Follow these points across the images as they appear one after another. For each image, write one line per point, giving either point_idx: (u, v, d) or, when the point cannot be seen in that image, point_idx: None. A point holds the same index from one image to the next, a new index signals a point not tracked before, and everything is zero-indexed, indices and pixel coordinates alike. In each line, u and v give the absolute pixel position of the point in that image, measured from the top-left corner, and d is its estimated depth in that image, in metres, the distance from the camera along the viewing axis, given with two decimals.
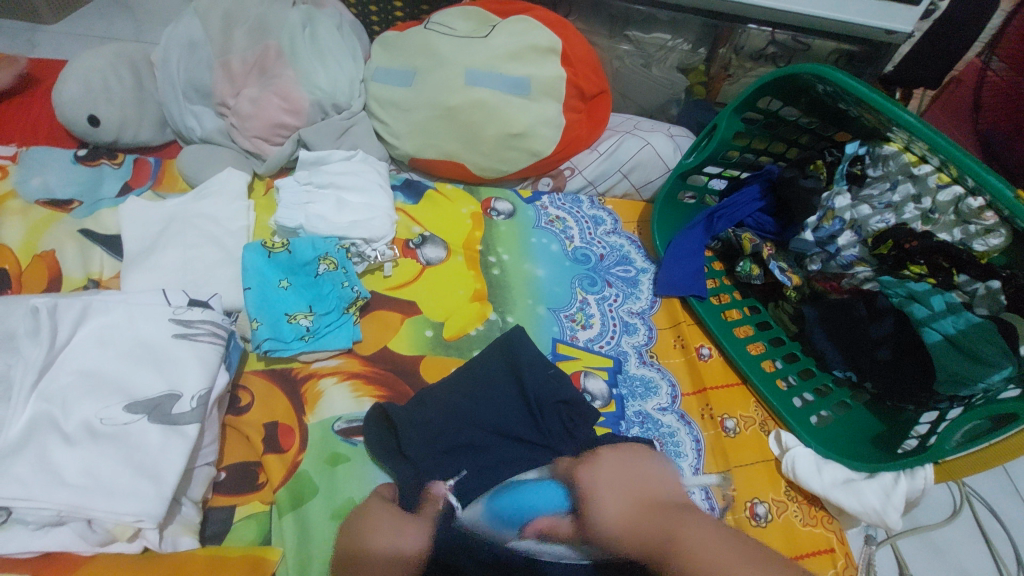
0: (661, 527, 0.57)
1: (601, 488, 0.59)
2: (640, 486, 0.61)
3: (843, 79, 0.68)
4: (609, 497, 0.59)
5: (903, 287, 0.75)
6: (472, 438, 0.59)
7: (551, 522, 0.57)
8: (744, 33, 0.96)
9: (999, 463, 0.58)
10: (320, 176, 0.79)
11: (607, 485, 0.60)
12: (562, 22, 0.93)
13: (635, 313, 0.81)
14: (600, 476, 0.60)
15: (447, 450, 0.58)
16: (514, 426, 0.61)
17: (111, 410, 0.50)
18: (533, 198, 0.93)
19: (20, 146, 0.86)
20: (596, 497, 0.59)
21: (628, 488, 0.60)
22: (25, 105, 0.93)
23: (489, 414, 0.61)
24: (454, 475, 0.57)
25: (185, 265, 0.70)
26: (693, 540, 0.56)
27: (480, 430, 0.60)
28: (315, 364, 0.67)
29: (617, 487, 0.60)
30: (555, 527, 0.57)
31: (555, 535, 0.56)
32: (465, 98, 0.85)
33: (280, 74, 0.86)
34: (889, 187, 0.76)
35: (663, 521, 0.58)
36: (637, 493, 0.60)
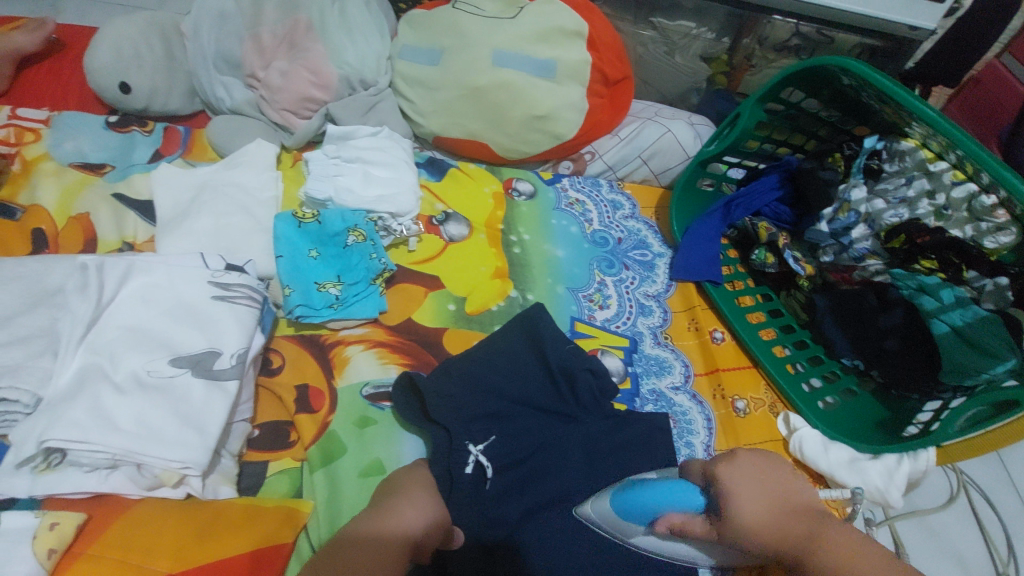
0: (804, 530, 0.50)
1: (745, 494, 0.52)
2: (774, 487, 0.53)
3: (866, 72, 0.69)
4: (747, 496, 0.52)
5: (914, 279, 0.77)
6: (495, 403, 0.62)
7: (683, 520, 0.53)
8: (768, 24, 0.96)
9: (991, 450, 0.60)
10: (348, 151, 0.82)
11: (752, 489, 0.52)
12: (588, 6, 0.94)
13: (651, 296, 0.83)
14: (738, 475, 0.54)
15: (472, 418, 0.60)
16: (538, 397, 0.64)
17: (157, 362, 0.53)
18: (553, 180, 0.94)
19: (51, 110, 0.88)
20: (734, 496, 0.52)
21: (764, 486, 0.53)
22: (54, 70, 0.94)
23: (511, 385, 0.63)
24: (483, 441, 0.58)
25: (218, 232, 0.72)
26: (833, 544, 0.48)
27: (501, 401, 0.62)
28: (342, 332, 0.69)
29: (760, 497, 0.52)
30: (687, 526, 0.53)
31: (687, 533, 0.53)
32: (491, 79, 0.87)
33: (310, 47, 0.88)
34: (904, 182, 0.79)
35: (808, 525, 0.50)
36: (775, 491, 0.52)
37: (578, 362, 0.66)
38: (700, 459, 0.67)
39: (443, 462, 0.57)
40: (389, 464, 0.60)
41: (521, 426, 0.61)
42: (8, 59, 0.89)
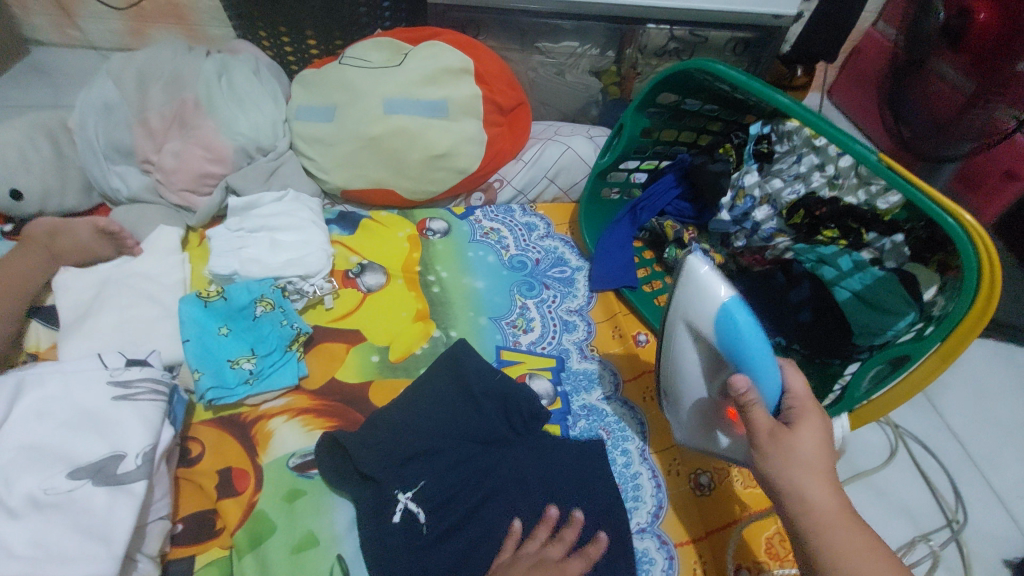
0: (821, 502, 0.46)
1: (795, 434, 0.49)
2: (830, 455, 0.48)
3: (722, 70, 0.71)
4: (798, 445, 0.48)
5: (813, 253, 0.82)
6: (436, 445, 0.61)
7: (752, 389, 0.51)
8: (644, 34, 1.01)
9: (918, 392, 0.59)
10: (251, 221, 0.82)
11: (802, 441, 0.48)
12: (471, 42, 0.97)
13: (574, 311, 0.84)
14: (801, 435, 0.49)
15: (405, 460, 0.60)
16: (475, 431, 0.64)
17: (53, 479, 0.51)
18: (466, 213, 0.96)
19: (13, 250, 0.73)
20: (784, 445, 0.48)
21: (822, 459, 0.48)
22: None
23: (441, 423, 0.63)
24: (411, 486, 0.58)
25: (121, 326, 0.71)
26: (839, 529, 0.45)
27: (432, 437, 0.62)
28: (263, 406, 0.68)
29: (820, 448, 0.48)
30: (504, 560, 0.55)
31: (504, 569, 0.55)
32: (386, 127, 0.88)
33: (199, 125, 0.88)
34: (795, 159, 0.84)
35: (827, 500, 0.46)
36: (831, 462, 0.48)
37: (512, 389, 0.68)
38: (635, 463, 0.68)
39: (384, 515, 0.57)
40: (322, 534, 0.59)
41: (478, 462, 0.61)
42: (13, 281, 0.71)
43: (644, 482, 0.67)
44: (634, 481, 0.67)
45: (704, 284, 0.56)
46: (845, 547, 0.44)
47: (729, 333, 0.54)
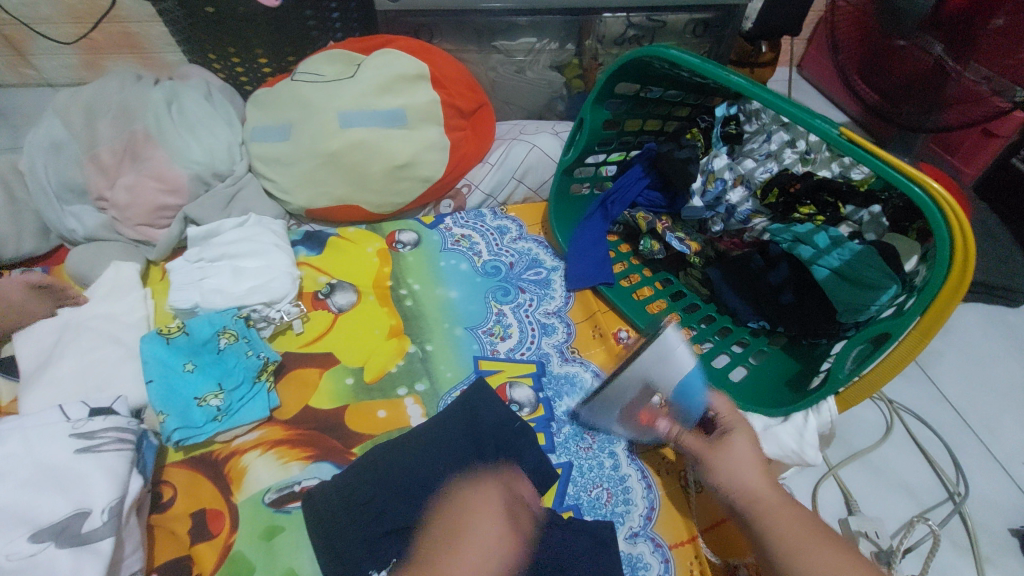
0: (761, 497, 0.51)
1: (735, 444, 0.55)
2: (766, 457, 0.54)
3: (675, 55, 0.68)
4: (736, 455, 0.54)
5: (789, 232, 0.77)
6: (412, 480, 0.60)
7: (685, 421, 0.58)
8: (601, 23, 0.99)
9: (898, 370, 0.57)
10: (211, 250, 0.79)
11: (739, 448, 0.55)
12: (425, 48, 0.95)
13: (552, 313, 0.82)
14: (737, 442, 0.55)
15: (395, 488, 0.59)
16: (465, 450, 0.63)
17: (16, 543, 0.49)
18: (436, 222, 0.94)
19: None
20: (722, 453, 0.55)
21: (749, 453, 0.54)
22: None
23: (433, 443, 0.63)
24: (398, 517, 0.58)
25: (84, 370, 0.69)
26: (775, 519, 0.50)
27: (420, 461, 0.61)
28: (235, 442, 0.66)
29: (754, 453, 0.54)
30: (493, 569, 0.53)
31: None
32: (344, 141, 0.86)
33: (151, 155, 0.85)
34: (765, 138, 0.83)
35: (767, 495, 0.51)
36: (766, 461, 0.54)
37: (492, 408, 0.67)
38: (624, 466, 0.66)
39: (364, 557, 0.56)
40: (303, 570, 0.57)
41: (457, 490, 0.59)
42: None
43: (635, 484, 0.65)
44: (623, 485, 0.65)
45: (671, 355, 0.55)
46: (787, 534, 0.49)
47: (681, 386, 0.57)
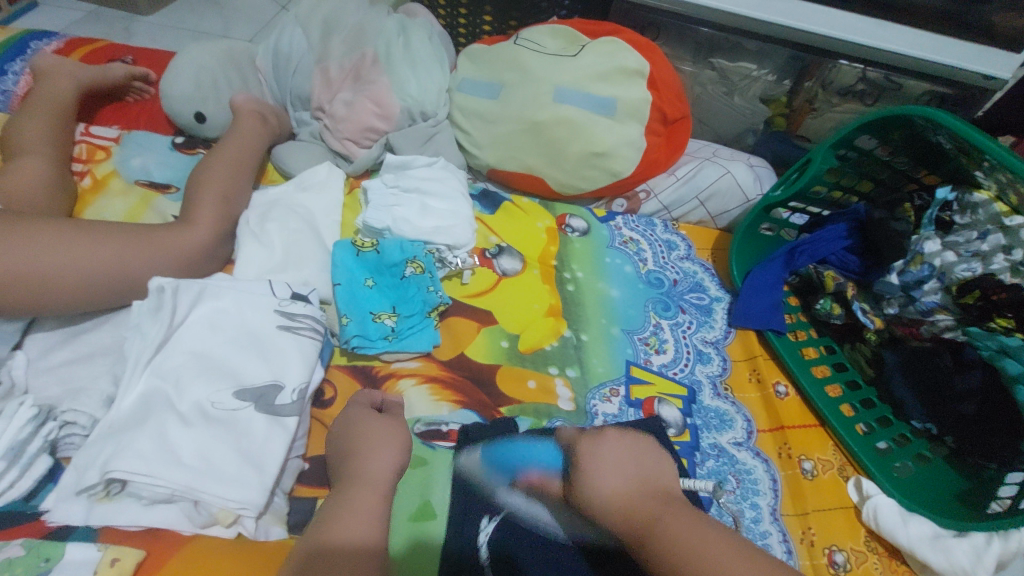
0: (641, 517, 0.48)
1: (603, 463, 0.53)
2: (642, 464, 0.53)
3: (951, 123, 0.67)
4: (609, 473, 0.52)
5: (993, 340, 0.70)
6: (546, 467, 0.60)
7: (539, 477, 0.59)
8: (833, 69, 0.95)
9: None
10: (407, 181, 0.81)
11: (607, 462, 0.53)
12: (650, 46, 0.94)
13: (709, 343, 0.80)
14: (605, 449, 0.55)
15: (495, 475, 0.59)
16: None
17: (222, 394, 0.52)
18: (607, 217, 0.92)
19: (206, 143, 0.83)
20: (592, 474, 0.53)
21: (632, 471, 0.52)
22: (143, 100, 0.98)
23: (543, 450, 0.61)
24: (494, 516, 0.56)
25: (287, 247, 0.74)
26: (670, 529, 0.45)
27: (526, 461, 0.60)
28: (395, 365, 0.68)
29: (621, 462, 0.54)
30: (544, 483, 0.58)
31: (543, 489, 0.58)
32: (552, 115, 0.86)
33: (375, 79, 0.88)
34: (977, 235, 0.73)
35: (648, 510, 0.48)
36: (639, 471, 0.52)
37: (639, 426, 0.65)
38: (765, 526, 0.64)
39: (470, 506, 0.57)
40: (438, 508, 0.57)
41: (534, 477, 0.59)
42: (71, 227, 0.62)
43: (774, 547, 0.62)
44: (763, 540, 0.63)
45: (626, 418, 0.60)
46: (685, 536, 0.44)
47: (534, 454, 0.61)
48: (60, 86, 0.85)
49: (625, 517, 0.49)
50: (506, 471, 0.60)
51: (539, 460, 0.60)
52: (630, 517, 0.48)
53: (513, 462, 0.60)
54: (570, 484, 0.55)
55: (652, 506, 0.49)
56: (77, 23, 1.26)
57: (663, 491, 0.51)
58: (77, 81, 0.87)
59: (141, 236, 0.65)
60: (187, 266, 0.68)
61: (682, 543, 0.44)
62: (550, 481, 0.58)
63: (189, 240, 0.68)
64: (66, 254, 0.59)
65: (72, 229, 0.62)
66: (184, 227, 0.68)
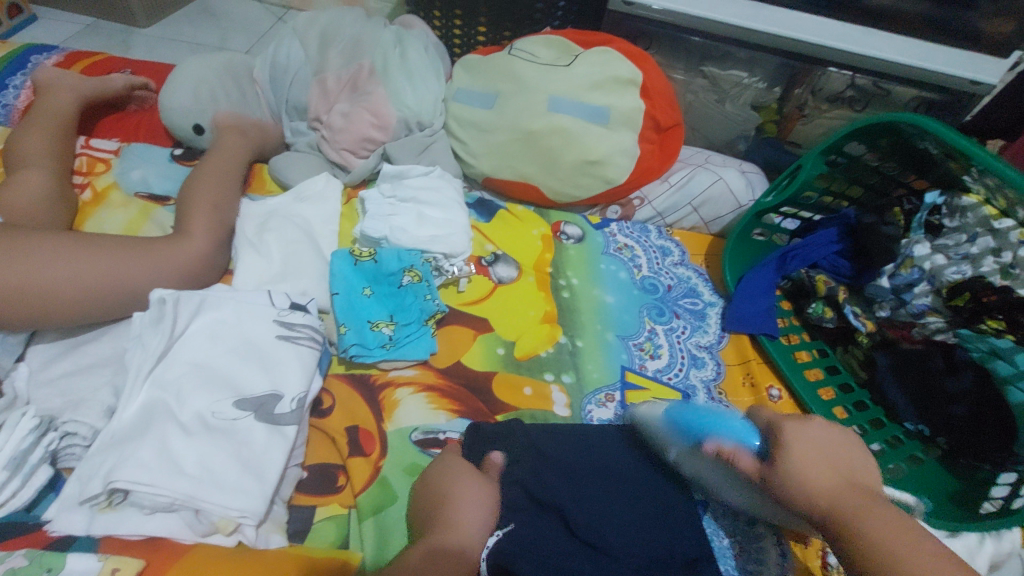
0: (850, 504, 0.48)
1: (805, 449, 0.52)
2: (830, 450, 0.52)
3: (939, 130, 0.68)
4: (810, 459, 0.51)
5: (984, 342, 0.71)
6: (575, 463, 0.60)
7: (732, 447, 0.55)
8: (823, 75, 0.97)
9: None
10: (403, 190, 0.83)
11: (809, 448, 0.52)
12: (642, 55, 0.95)
13: (703, 347, 0.81)
14: (810, 435, 0.53)
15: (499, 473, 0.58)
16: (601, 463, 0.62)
17: (222, 404, 0.52)
18: (602, 224, 0.93)
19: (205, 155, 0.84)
20: (793, 455, 0.52)
21: (835, 458, 0.52)
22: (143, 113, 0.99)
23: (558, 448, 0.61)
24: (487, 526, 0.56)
25: (286, 258, 0.75)
26: (874, 523, 0.46)
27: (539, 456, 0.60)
28: (392, 373, 0.69)
29: (819, 447, 0.52)
30: (737, 454, 0.55)
31: (735, 460, 0.54)
32: (546, 124, 0.88)
33: (372, 91, 0.90)
34: (966, 239, 0.75)
35: (852, 499, 0.48)
36: (834, 459, 0.52)
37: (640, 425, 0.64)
38: None
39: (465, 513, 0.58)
40: None
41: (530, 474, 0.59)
42: (73, 240, 0.63)
43: None
44: None
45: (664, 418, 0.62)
46: (892, 538, 0.45)
47: (729, 428, 0.57)
48: (60, 100, 0.86)
49: (831, 499, 0.49)
50: (693, 432, 0.59)
51: (728, 433, 0.57)
52: (837, 502, 0.48)
53: (704, 426, 0.59)
54: (771, 464, 0.52)
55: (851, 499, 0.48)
56: (75, 36, 1.28)
57: (869, 489, 0.50)
58: (78, 94, 0.88)
59: (143, 249, 0.66)
60: (186, 277, 0.69)
61: (891, 541, 0.44)
62: (743, 453, 0.54)
63: (188, 252, 0.69)
64: (68, 267, 0.60)
65: (74, 242, 0.63)
66: (184, 238, 0.69)
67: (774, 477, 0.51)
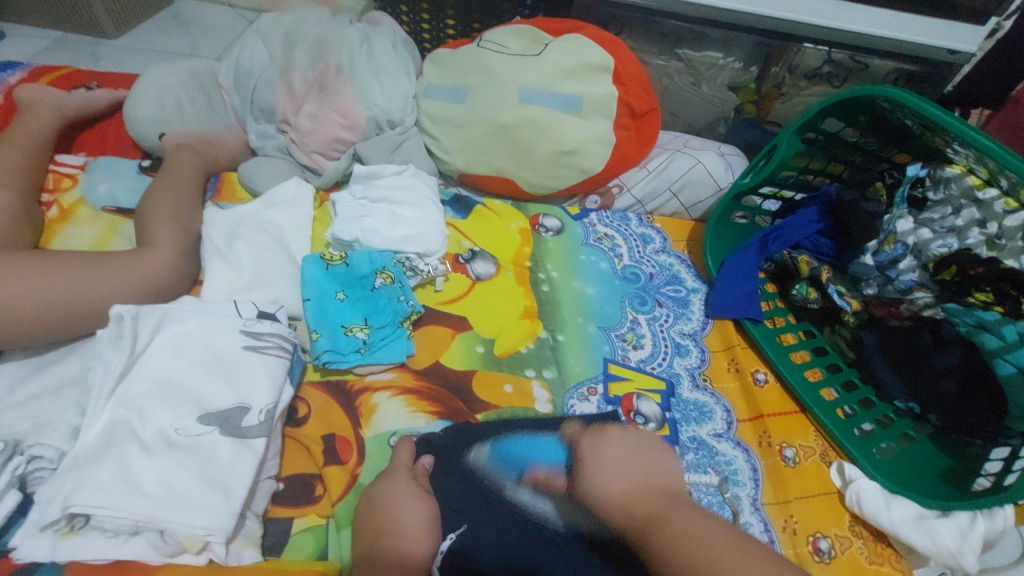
0: (644, 512, 0.50)
1: (605, 467, 0.56)
2: (645, 463, 0.56)
3: (913, 103, 0.67)
4: (614, 474, 0.55)
5: (971, 315, 0.69)
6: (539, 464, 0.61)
7: (546, 473, 0.59)
8: (798, 52, 0.95)
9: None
10: (375, 191, 0.81)
11: (611, 463, 0.56)
12: (614, 41, 0.93)
13: (687, 335, 0.80)
14: (608, 452, 0.58)
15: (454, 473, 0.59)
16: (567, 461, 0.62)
17: (185, 420, 0.51)
18: (581, 215, 0.92)
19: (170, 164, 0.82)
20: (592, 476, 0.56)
21: (637, 467, 0.56)
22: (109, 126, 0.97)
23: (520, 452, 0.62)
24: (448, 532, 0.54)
25: (256, 266, 0.74)
26: (674, 523, 0.48)
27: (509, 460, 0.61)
28: (369, 378, 0.67)
29: (622, 463, 0.56)
30: (550, 479, 0.58)
31: (549, 485, 0.58)
32: (518, 116, 0.86)
33: (339, 90, 0.87)
34: (951, 211, 0.73)
35: (652, 504, 0.51)
36: (642, 473, 0.55)
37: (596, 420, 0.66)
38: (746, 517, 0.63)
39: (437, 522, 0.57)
40: None
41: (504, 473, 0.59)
42: (30, 259, 0.61)
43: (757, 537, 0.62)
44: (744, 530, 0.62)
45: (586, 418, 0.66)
46: (688, 530, 0.47)
47: (545, 450, 0.61)
48: (21, 116, 0.85)
49: (630, 509, 0.51)
50: (514, 467, 0.59)
51: (546, 456, 0.61)
52: (637, 510, 0.51)
53: (520, 460, 0.60)
54: (574, 481, 0.57)
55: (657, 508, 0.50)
56: (42, 51, 1.25)
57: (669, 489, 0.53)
58: (39, 109, 0.86)
59: (106, 264, 0.65)
60: (152, 291, 0.67)
61: (688, 539, 0.46)
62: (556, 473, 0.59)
63: (153, 266, 0.67)
64: (25, 287, 0.58)
65: (31, 261, 0.61)
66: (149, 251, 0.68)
67: (577, 489, 0.56)
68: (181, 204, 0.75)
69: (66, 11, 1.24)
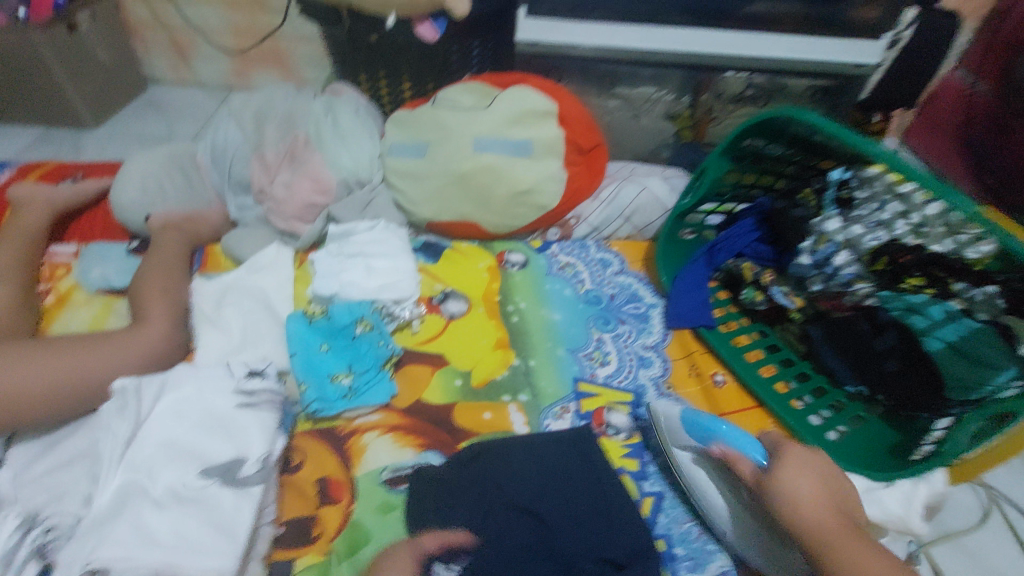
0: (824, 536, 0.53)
1: (792, 480, 0.58)
2: (838, 489, 0.58)
3: (814, 120, 0.76)
4: (807, 487, 0.57)
5: (901, 300, 0.78)
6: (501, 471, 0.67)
7: (734, 453, 0.63)
8: (722, 80, 1.04)
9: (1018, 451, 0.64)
10: (349, 248, 0.88)
11: (800, 476, 0.58)
12: (556, 88, 1.03)
13: (650, 347, 0.86)
14: (793, 470, 0.59)
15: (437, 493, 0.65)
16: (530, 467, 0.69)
17: (190, 475, 0.56)
18: (543, 248, 1.00)
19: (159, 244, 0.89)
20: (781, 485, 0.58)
21: (821, 491, 0.57)
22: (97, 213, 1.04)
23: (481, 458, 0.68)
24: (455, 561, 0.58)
25: (246, 329, 0.80)
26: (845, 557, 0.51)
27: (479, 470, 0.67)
28: (357, 421, 0.73)
29: (808, 485, 0.58)
30: (738, 460, 0.62)
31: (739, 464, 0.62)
32: (475, 164, 0.94)
33: (308, 159, 0.95)
34: (877, 206, 0.77)
35: (838, 529, 0.54)
36: (838, 501, 0.57)
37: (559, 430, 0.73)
38: None
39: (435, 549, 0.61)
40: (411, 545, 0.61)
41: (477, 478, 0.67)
42: (38, 346, 0.67)
43: None
44: None
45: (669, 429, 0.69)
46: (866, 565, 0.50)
47: (701, 432, 0.66)
48: (17, 215, 0.92)
49: (804, 526, 0.54)
50: (705, 436, 0.65)
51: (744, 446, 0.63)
52: (819, 535, 0.53)
53: (710, 432, 0.65)
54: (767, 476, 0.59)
55: (836, 530, 0.53)
56: (27, 148, 1.33)
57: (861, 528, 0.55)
58: (33, 206, 0.93)
59: (106, 342, 0.70)
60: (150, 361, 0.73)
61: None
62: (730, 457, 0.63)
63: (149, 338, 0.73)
64: (34, 371, 0.64)
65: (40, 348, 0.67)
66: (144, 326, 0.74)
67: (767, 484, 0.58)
68: (170, 280, 0.82)
69: (48, 109, 1.33)
